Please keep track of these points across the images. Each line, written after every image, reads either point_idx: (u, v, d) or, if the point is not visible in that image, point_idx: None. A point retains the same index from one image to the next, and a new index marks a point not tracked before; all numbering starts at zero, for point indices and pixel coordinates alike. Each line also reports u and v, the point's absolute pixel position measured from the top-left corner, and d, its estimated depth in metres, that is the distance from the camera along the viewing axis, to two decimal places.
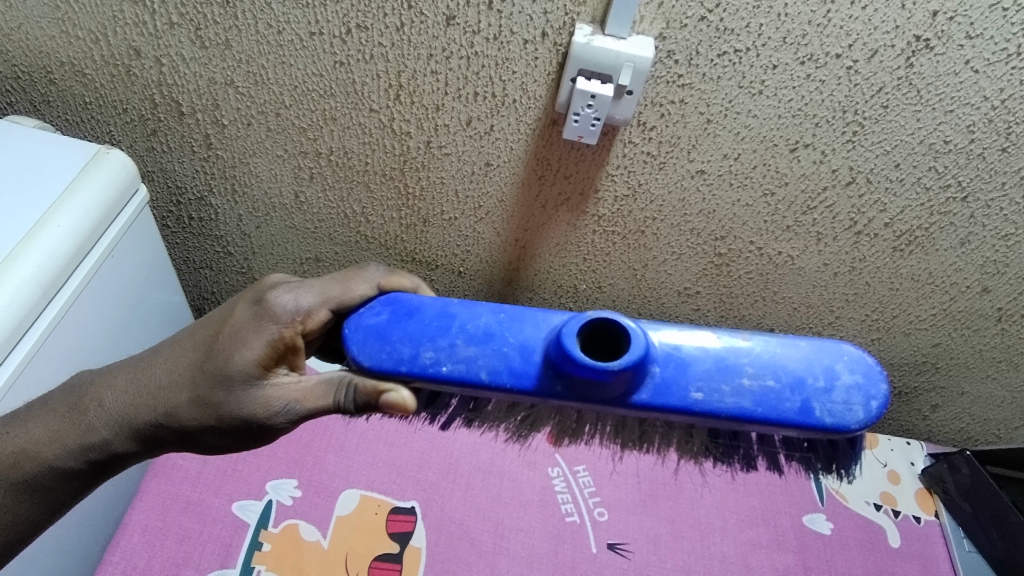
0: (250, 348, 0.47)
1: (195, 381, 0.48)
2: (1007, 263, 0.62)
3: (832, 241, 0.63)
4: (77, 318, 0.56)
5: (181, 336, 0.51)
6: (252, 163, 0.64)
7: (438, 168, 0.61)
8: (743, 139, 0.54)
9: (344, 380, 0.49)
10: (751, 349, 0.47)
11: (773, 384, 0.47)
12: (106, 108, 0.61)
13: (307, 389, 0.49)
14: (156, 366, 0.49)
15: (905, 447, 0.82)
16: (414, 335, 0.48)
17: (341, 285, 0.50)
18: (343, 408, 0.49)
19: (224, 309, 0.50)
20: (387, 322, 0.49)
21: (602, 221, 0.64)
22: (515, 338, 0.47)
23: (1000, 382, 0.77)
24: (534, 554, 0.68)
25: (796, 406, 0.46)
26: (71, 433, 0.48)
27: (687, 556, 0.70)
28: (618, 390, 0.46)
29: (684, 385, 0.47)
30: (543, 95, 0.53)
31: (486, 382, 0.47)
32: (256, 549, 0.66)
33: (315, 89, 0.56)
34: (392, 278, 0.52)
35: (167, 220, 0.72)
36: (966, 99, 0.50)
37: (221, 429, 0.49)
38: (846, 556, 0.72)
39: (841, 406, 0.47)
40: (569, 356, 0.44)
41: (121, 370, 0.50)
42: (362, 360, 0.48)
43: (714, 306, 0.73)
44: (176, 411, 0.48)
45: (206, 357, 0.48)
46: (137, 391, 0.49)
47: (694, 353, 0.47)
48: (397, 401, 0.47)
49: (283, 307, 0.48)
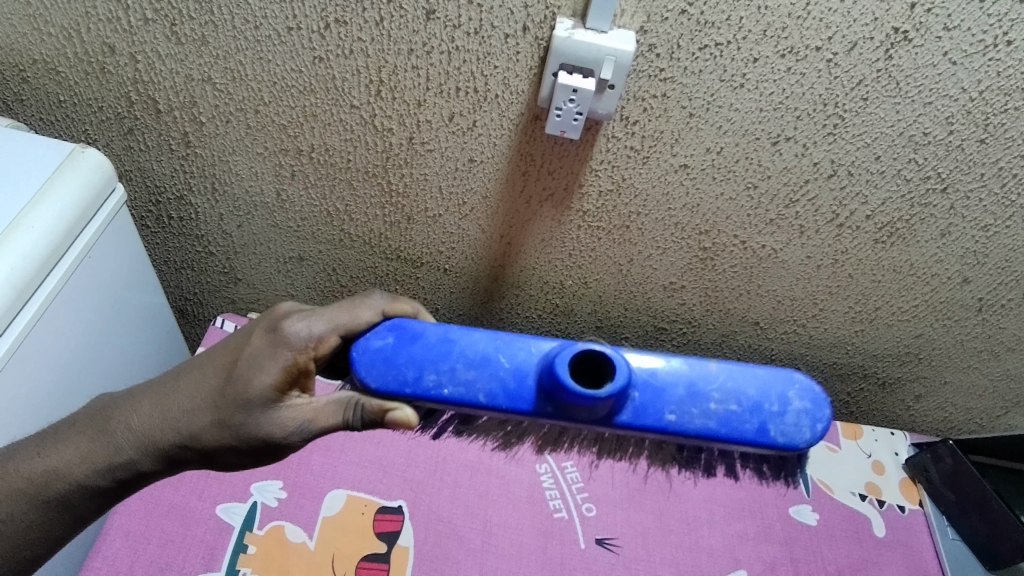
0: (263, 373, 0.47)
1: (219, 404, 0.47)
2: (987, 254, 0.63)
3: (815, 234, 0.63)
4: (54, 320, 0.55)
5: (202, 359, 0.49)
6: (232, 162, 0.63)
7: (420, 164, 0.61)
8: (725, 133, 0.54)
9: (351, 399, 0.50)
10: (715, 376, 0.51)
11: (735, 408, 0.51)
12: (80, 106, 0.60)
13: (318, 407, 0.49)
14: (181, 390, 0.48)
15: (889, 437, 0.80)
16: (417, 359, 0.51)
17: (350, 312, 0.51)
18: (350, 422, 0.50)
19: (237, 337, 0.49)
20: (393, 346, 0.51)
21: (587, 216, 0.64)
22: (510, 362, 0.51)
23: (982, 371, 0.78)
24: (523, 551, 0.67)
25: (753, 426, 0.51)
26: (100, 453, 0.46)
27: (675, 550, 0.69)
28: (600, 415, 0.49)
29: (660, 408, 0.50)
30: (525, 90, 0.53)
31: (485, 404, 0.50)
32: (241, 551, 0.64)
33: (295, 85, 0.55)
34: (394, 304, 0.54)
35: (147, 220, 0.71)
36: (945, 91, 0.50)
37: (246, 449, 0.48)
38: (832, 547, 0.70)
39: (792, 425, 0.51)
40: (560, 386, 0.47)
41: (146, 391, 0.48)
42: (370, 381, 0.51)
43: (700, 299, 0.73)
44: (204, 433, 0.47)
45: (228, 381, 0.47)
46: (164, 413, 0.47)
47: (668, 378, 0.51)
48: (404, 419, 0.50)
49: (295, 333, 0.48)
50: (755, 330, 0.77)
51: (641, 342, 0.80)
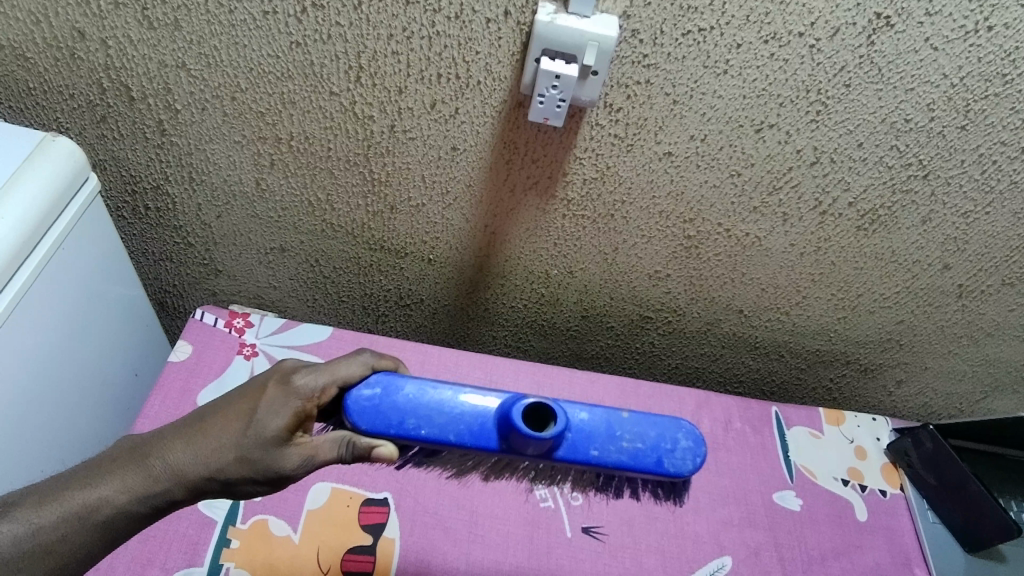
0: (279, 415, 0.44)
1: (241, 442, 0.43)
2: (966, 240, 0.64)
3: (798, 221, 0.63)
4: (12, 331, 0.52)
5: (235, 395, 0.45)
6: (209, 150, 0.62)
7: (403, 153, 0.60)
8: (709, 120, 0.54)
9: (345, 437, 0.46)
10: (630, 414, 0.49)
11: (642, 444, 0.48)
12: (51, 94, 0.58)
13: (318, 444, 0.45)
14: (215, 427, 0.44)
15: (871, 422, 0.79)
16: (401, 402, 0.46)
17: (348, 360, 0.48)
18: (344, 459, 0.46)
19: (249, 384, 0.46)
20: (383, 395, 0.46)
21: (572, 205, 0.64)
22: (472, 404, 0.47)
23: (961, 357, 0.79)
24: (510, 541, 0.63)
25: (653, 461, 0.48)
26: (139, 485, 0.43)
27: (661, 537, 0.66)
28: (537, 452, 0.46)
29: (588, 442, 0.47)
30: (508, 76, 0.52)
31: (455, 443, 0.46)
32: (224, 546, 0.59)
33: (272, 71, 0.54)
34: (381, 359, 0.50)
35: (123, 210, 0.69)
36: (926, 77, 0.50)
37: (267, 485, 0.45)
38: (816, 532, 0.69)
39: (683, 460, 0.48)
40: (512, 423, 0.44)
41: (189, 425, 0.45)
42: (361, 423, 0.46)
43: (685, 288, 0.73)
44: (229, 471, 0.43)
45: (248, 421, 0.44)
46: (202, 449, 0.43)
47: (598, 418, 0.48)
48: (389, 455, 0.46)
49: (305, 381, 0.46)
50: (739, 318, 0.77)
51: (627, 331, 0.80)
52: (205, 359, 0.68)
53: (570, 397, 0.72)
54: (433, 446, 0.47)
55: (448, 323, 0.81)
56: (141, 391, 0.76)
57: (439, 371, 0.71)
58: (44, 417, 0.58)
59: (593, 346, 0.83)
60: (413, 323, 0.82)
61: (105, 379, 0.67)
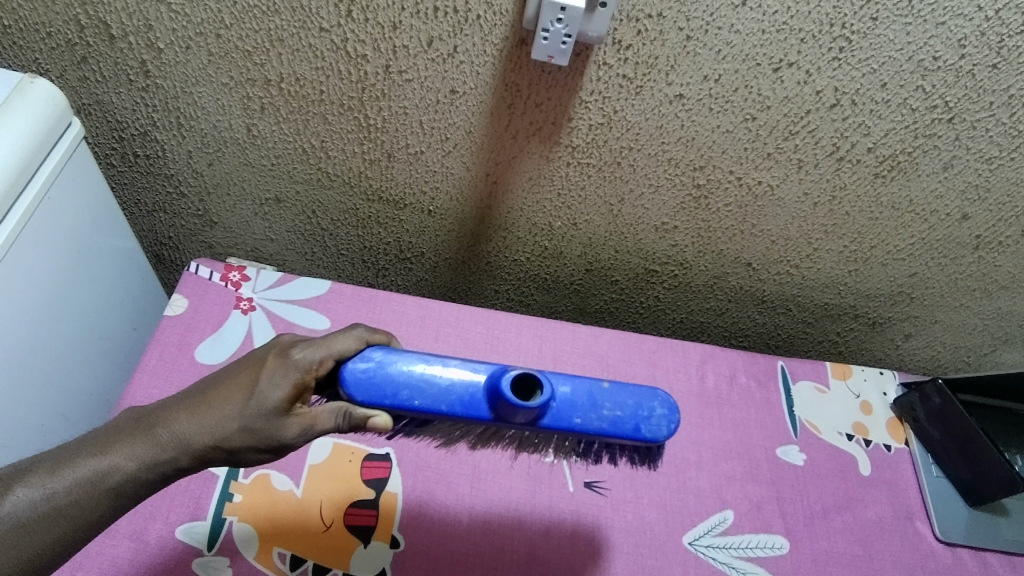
0: (281, 386, 0.42)
1: (244, 412, 0.42)
2: (988, 189, 0.61)
3: (813, 168, 0.60)
4: None
5: (237, 366, 0.44)
6: (196, 93, 0.59)
7: (400, 96, 0.57)
8: (724, 58, 0.51)
9: (342, 408, 0.44)
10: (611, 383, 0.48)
11: (622, 411, 0.47)
12: (27, 32, 0.55)
13: (318, 413, 0.44)
14: (218, 398, 0.43)
15: (878, 377, 0.78)
16: (395, 374, 0.45)
17: (345, 332, 0.47)
18: (341, 428, 0.45)
19: (249, 357, 0.45)
20: (378, 368, 0.45)
21: (576, 152, 0.61)
22: (461, 376, 0.45)
23: (973, 310, 0.77)
24: (511, 495, 0.63)
25: (630, 427, 0.47)
26: (147, 453, 0.41)
27: (663, 491, 0.66)
28: (525, 420, 0.45)
29: (572, 410, 0.46)
30: (510, 10, 0.49)
31: (446, 414, 0.45)
32: (226, 500, 0.58)
33: (258, 5, 0.51)
34: (375, 333, 0.48)
35: (111, 157, 0.67)
36: (959, 10, 0.47)
37: (270, 452, 0.44)
38: (819, 486, 0.69)
39: (658, 426, 0.47)
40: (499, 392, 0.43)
41: (193, 395, 0.43)
42: (357, 394, 0.44)
43: (692, 240, 0.71)
44: (235, 441, 0.42)
45: (250, 392, 0.42)
46: (207, 419, 0.42)
47: (582, 388, 0.47)
48: (383, 425, 0.45)
49: (304, 353, 0.44)
50: (747, 272, 0.75)
51: (632, 285, 0.78)
52: (202, 313, 0.66)
53: (573, 352, 0.71)
54: (426, 417, 0.46)
55: (449, 277, 0.79)
56: (140, 345, 0.75)
57: (439, 326, 0.69)
58: (39, 372, 0.57)
59: (596, 300, 0.82)
60: (414, 277, 0.80)
61: (100, 332, 0.66)
